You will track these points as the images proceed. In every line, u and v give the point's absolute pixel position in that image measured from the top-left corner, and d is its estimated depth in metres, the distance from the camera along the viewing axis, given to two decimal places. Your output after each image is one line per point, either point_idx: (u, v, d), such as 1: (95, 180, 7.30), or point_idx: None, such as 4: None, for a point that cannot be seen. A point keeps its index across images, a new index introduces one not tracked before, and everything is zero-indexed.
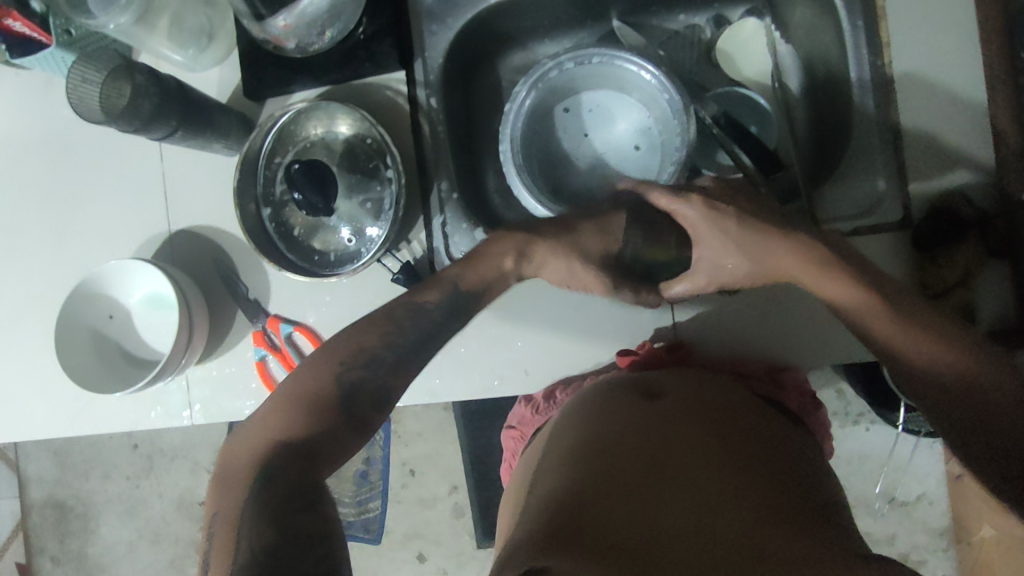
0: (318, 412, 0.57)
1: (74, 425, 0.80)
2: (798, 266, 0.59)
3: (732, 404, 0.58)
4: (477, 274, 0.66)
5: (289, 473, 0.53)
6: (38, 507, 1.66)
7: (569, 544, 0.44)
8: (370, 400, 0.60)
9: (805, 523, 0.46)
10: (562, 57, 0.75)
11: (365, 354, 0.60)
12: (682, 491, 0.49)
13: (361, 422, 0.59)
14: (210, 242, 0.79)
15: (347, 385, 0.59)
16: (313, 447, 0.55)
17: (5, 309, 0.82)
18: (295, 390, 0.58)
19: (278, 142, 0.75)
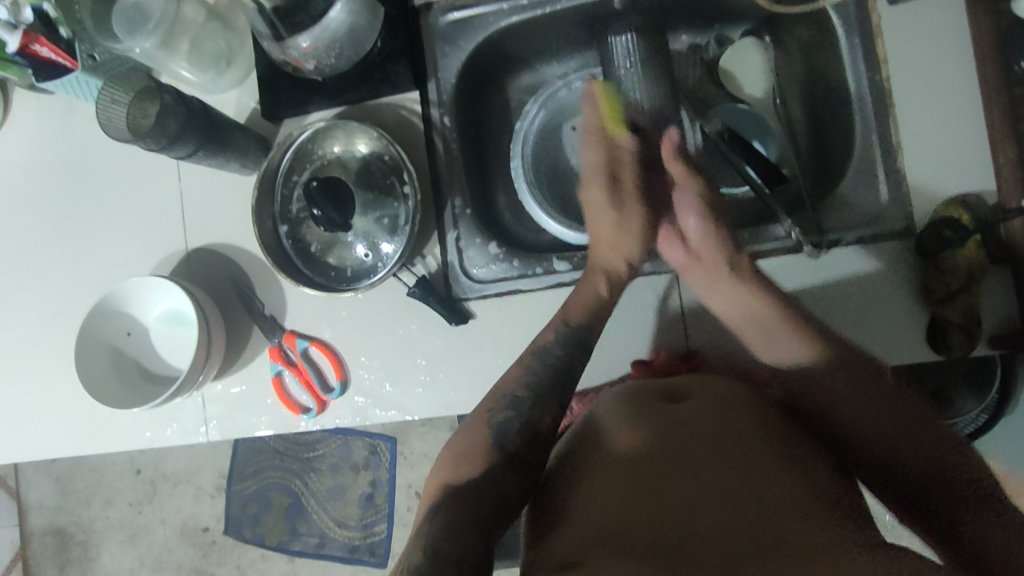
0: (475, 460, 0.60)
1: (89, 442, 0.80)
2: (755, 307, 0.66)
3: (751, 403, 0.59)
4: (584, 304, 0.68)
5: (448, 505, 0.56)
6: (38, 534, 1.65)
7: (600, 553, 0.46)
8: (522, 440, 0.62)
9: (829, 513, 0.47)
10: (571, 77, 0.82)
11: (515, 401, 0.64)
12: (705, 486, 0.50)
13: (524, 463, 0.61)
14: (227, 260, 0.80)
15: (501, 427, 0.62)
16: (479, 495, 0.57)
17: (23, 328, 0.83)
18: (462, 445, 0.63)
19: (296, 162, 0.77)
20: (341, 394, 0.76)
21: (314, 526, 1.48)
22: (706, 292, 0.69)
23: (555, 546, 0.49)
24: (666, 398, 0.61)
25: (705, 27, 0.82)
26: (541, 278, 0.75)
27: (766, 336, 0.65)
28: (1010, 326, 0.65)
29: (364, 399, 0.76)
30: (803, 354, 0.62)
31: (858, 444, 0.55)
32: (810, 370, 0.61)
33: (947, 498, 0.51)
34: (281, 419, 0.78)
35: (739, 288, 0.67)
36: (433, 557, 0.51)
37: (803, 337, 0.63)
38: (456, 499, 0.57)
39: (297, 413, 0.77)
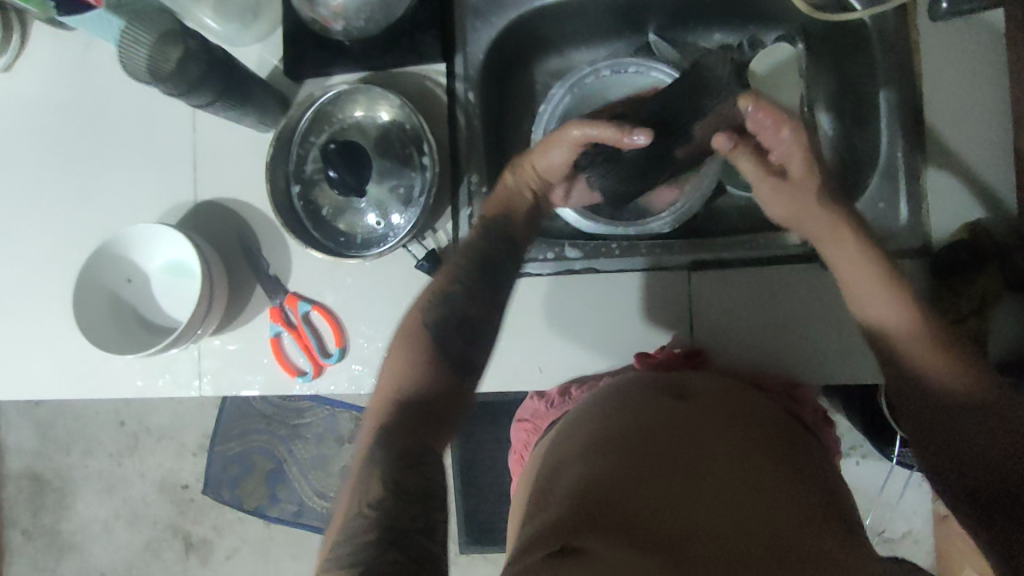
0: (415, 365, 0.58)
1: (82, 387, 0.80)
2: (841, 249, 0.61)
3: (757, 412, 0.59)
4: (503, 201, 0.69)
5: (398, 425, 0.55)
6: (16, 477, 1.65)
7: (591, 532, 0.45)
8: (459, 338, 0.60)
9: (831, 530, 0.47)
10: (600, 64, 0.78)
11: (446, 298, 0.61)
12: (712, 484, 0.49)
13: (462, 363, 0.60)
14: (235, 215, 0.79)
15: (441, 323, 0.60)
16: (417, 406, 0.56)
17: (20, 265, 0.82)
18: (398, 345, 0.60)
19: (316, 122, 0.76)
20: (340, 359, 0.76)
21: (293, 495, 1.48)
22: (822, 239, 0.62)
23: (552, 517, 0.48)
24: (675, 392, 0.61)
25: (739, 28, 0.81)
26: (554, 264, 0.74)
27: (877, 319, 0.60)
28: (1017, 353, 0.67)
29: (362, 368, 0.76)
30: (899, 315, 0.59)
31: (921, 416, 0.60)
32: (908, 326, 0.59)
33: (1003, 483, 0.56)
34: (276, 380, 0.77)
35: (845, 234, 0.61)
36: (392, 483, 0.50)
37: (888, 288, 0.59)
38: (404, 419, 0.55)
39: (294, 376, 0.76)
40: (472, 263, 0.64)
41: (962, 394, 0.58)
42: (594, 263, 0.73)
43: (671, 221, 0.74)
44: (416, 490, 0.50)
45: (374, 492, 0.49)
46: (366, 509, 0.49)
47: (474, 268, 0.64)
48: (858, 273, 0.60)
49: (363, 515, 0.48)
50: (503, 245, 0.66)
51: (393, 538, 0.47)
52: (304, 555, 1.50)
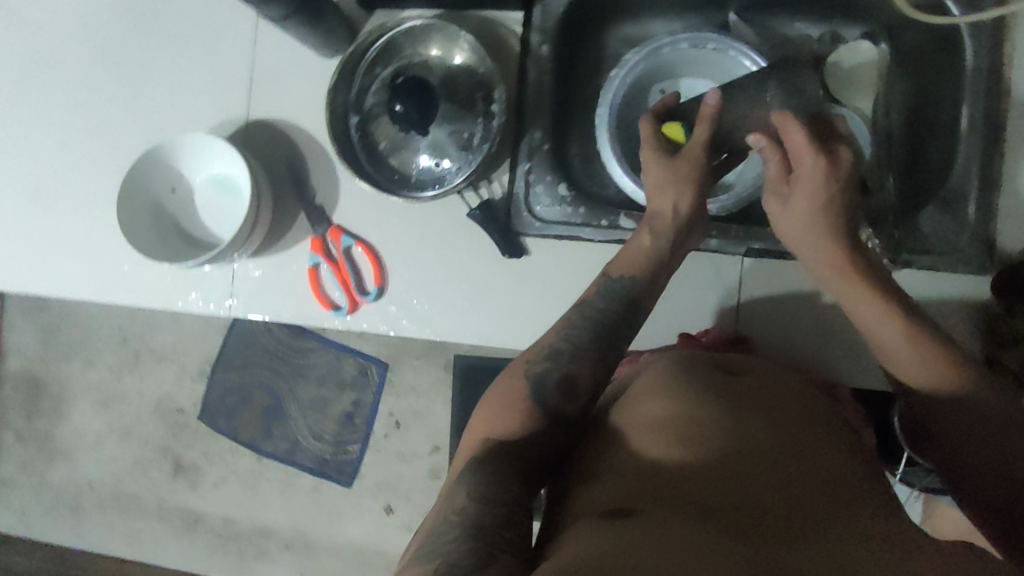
0: (518, 413, 0.61)
1: (113, 290, 0.79)
2: (865, 304, 0.61)
3: (803, 398, 0.63)
4: (630, 262, 0.69)
5: (499, 457, 0.57)
6: (14, 377, 1.65)
7: (649, 507, 0.51)
8: (559, 397, 0.62)
9: (868, 505, 0.52)
10: (680, 35, 0.75)
11: (552, 357, 0.64)
12: (758, 459, 0.54)
13: (562, 419, 0.62)
14: (286, 138, 0.77)
15: (544, 380, 0.63)
16: (520, 448, 0.59)
17: (63, 160, 0.80)
18: (499, 397, 0.63)
19: (386, 55, 0.74)
20: (377, 299, 0.75)
21: (289, 432, 1.49)
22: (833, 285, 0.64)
23: (610, 490, 0.54)
24: (726, 371, 0.65)
25: (824, 19, 0.79)
26: (606, 230, 0.72)
27: (879, 342, 0.61)
28: None
29: (397, 309, 0.75)
30: (913, 363, 0.59)
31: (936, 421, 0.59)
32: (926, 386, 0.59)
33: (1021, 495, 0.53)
34: (308, 310, 0.77)
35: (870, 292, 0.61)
36: (485, 506, 0.52)
37: (916, 352, 0.59)
38: (501, 457, 0.57)
39: (327, 308, 0.75)
40: (594, 324, 0.66)
41: (979, 403, 0.56)
42: None
43: (730, 205, 0.75)
44: (511, 520, 0.51)
45: (462, 499, 0.53)
46: (453, 511, 0.52)
47: (594, 332, 0.65)
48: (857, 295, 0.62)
49: (460, 521, 0.50)
50: (626, 312, 0.66)
51: (490, 552, 0.47)
52: (291, 492, 1.49)
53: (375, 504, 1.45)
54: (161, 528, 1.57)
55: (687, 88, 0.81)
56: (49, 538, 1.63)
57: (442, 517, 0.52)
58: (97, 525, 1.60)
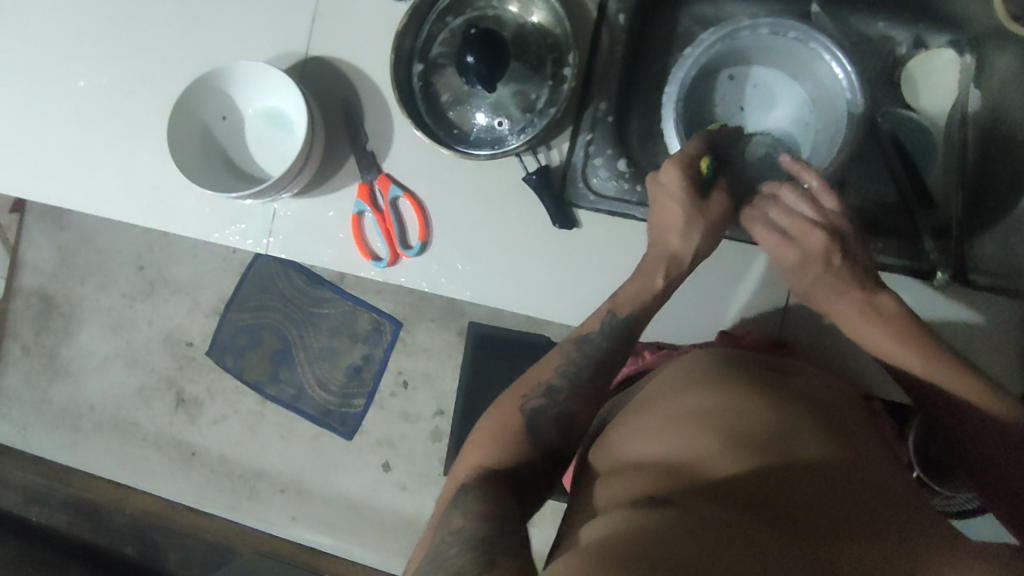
0: (510, 445, 0.60)
1: (151, 213, 0.78)
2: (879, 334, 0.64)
3: (847, 406, 0.63)
4: (635, 295, 0.66)
5: (492, 483, 0.57)
6: (26, 292, 1.65)
7: (681, 493, 0.51)
8: (555, 430, 0.62)
9: (908, 507, 0.51)
10: (760, 21, 0.72)
11: (549, 394, 0.63)
12: (797, 454, 0.54)
13: (555, 452, 0.61)
14: (344, 79, 0.75)
15: (542, 411, 0.62)
16: (512, 478, 0.58)
17: (112, 75, 0.78)
18: (488, 429, 0.62)
19: (458, 5, 0.72)
20: (419, 254, 0.74)
21: (295, 378, 1.49)
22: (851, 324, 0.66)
23: (645, 476, 0.55)
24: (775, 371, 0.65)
25: (908, 22, 0.77)
26: None
27: (896, 361, 0.63)
28: None
29: (437, 267, 0.74)
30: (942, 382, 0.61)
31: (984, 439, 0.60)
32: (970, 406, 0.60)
33: None
34: (347, 256, 0.75)
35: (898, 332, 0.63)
36: (484, 520, 0.51)
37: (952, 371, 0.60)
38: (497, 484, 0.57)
39: (367, 257, 0.74)
40: (589, 364, 0.65)
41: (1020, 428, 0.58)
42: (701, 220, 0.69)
43: None
44: (510, 530, 0.51)
45: (457, 521, 0.52)
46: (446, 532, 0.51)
47: (586, 369, 0.65)
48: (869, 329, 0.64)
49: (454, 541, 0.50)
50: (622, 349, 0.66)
51: (490, 558, 0.46)
52: (291, 438, 1.49)
53: (373, 459, 1.44)
54: (157, 458, 1.56)
55: (756, 78, 0.80)
56: (46, 455, 1.61)
57: (441, 536, 0.51)
58: (95, 447, 1.59)
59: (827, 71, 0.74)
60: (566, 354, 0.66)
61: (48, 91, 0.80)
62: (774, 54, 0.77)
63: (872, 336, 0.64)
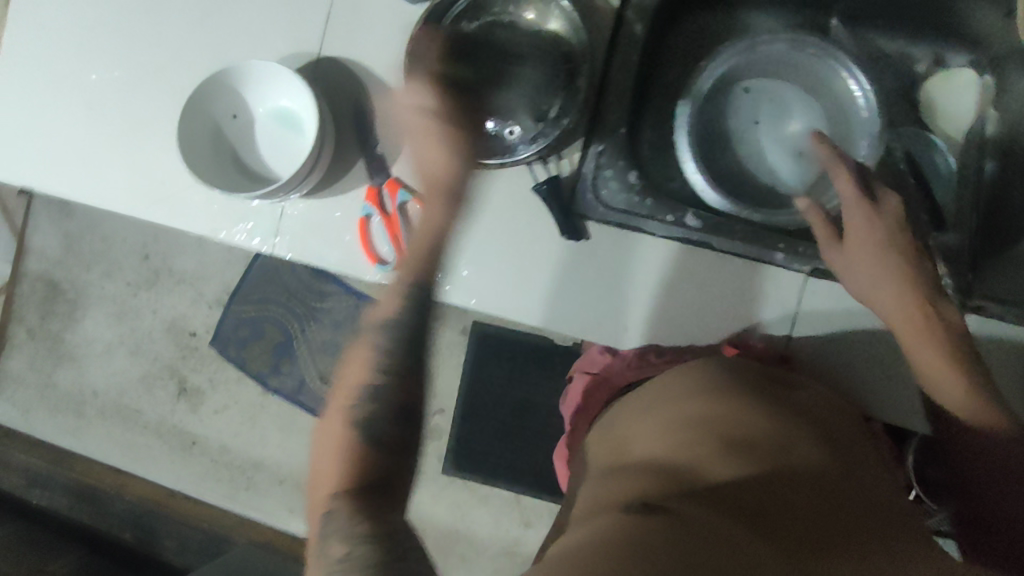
0: (349, 461, 0.51)
1: (158, 209, 0.78)
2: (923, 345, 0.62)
3: (847, 425, 0.63)
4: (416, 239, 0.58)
5: (357, 513, 0.48)
6: (32, 277, 1.65)
7: (677, 496, 0.50)
8: (396, 425, 0.53)
9: (900, 535, 0.50)
10: (780, 36, 0.74)
11: (376, 390, 0.53)
12: (794, 471, 0.54)
13: (404, 446, 0.53)
14: (356, 81, 0.74)
15: (377, 419, 0.52)
16: (371, 490, 0.50)
17: (122, 69, 0.78)
18: (331, 434, 0.52)
19: (475, 12, 0.72)
20: None
21: (297, 371, 1.49)
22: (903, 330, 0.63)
23: (641, 479, 0.54)
24: (778, 385, 0.65)
25: (929, 41, 0.76)
26: (668, 227, 0.70)
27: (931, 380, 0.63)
28: None
29: (444, 274, 0.73)
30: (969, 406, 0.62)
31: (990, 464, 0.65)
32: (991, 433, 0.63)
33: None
34: (352, 259, 0.75)
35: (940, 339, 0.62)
36: (376, 557, 0.45)
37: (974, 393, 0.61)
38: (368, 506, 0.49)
39: (373, 261, 0.74)
40: (407, 331, 0.55)
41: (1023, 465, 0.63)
42: (710, 237, 0.70)
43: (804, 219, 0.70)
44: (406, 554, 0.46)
45: (342, 548, 0.46)
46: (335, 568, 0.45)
47: (414, 333, 0.56)
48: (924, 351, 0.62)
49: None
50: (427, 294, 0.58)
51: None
52: (292, 430, 1.49)
53: None
54: (158, 446, 1.56)
55: (769, 91, 0.79)
56: (48, 438, 1.62)
57: (325, 570, 0.46)
58: (96, 433, 1.60)
59: (844, 92, 0.74)
60: (383, 322, 0.56)
61: (59, 84, 0.80)
62: (789, 67, 0.77)
63: (918, 350, 0.62)
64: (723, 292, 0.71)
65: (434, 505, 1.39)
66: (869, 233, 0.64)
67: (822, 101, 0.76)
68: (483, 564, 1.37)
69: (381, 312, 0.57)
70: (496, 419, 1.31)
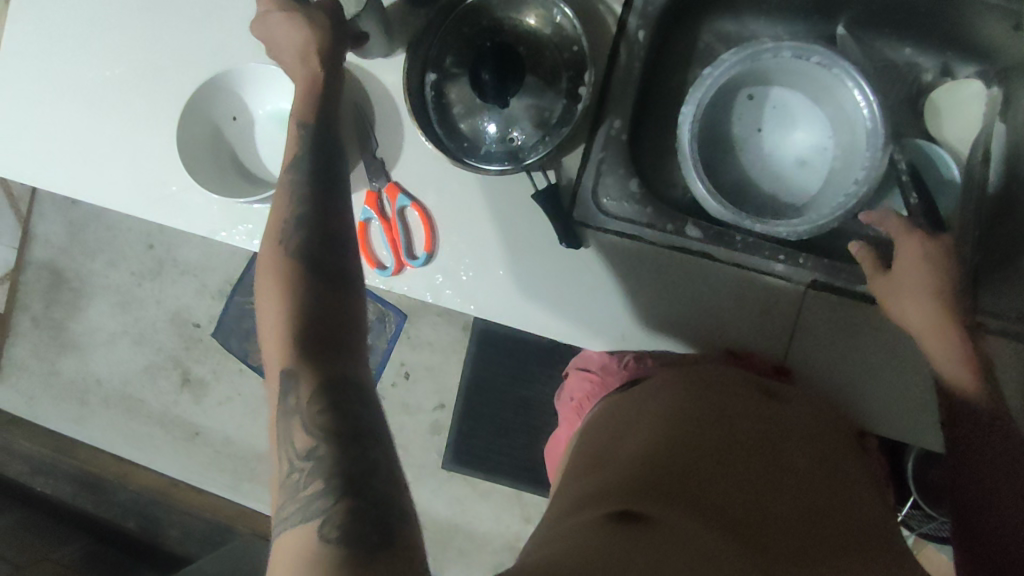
0: (292, 285, 0.55)
1: (158, 209, 0.78)
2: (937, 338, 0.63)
3: (831, 435, 0.63)
4: (301, 102, 0.65)
5: (302, 335, 0.53)
6: (36, 265, 1.66)
7: (655, 499, 0.51)
8: (321, 247, 0.58)
9: (878, 553, 0.51)
10: (784, 44, 0.70)
11: (298, 218, 0.59)
12: (772, 485, 0.54)
13: (335, 273, 0.57)
14: (357, 83, 0.74)
15: (305, 254, 0.57)
16: (314, 323, 0.54)
17: (123, 67, 0.78)
18: (270, 297, 0.56)
19: (474, 16, 0.71)
20: (423, 264, 0.73)
21: None
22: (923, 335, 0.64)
23: (622, 476, 0.55)
24: (763, 392, 0.65)
25: (936, 49, 0.75)
26: (668, 236, 0.69)
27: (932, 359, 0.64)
28: None
29: (442, 279, 0.73)
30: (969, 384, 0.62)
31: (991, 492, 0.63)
32: None
33: None
34: None
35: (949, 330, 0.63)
36: (331, 437, 0.48)
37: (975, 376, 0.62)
38: (306, 333, 0.53)
39: (371, 264, 0.74)
40: (310, 158, 0.63)
41: None
42: (709, 247, 0.69)
43: (804, 231, 0.67)
44: (361, 434, 0.49)
45: (314, 422, 0.49)
46: (316, 434, 0.49)
47: (314, 181, 0.62)
48: (933, 345, 0.63)
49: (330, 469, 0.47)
50: (331, 144, 0.65)
51: (382, 517, 0.45)
52: None
53: None
54: (161, 435, 1.58)
55: (774, 98, 0.78)
56: (54, 426, 1.63)
57: (290, 467, 0.48)
58: (101, 422, 1.61)
59: (850, 101, 0.71)
60: (295, 173, 0.62)
61: (61, 81, 0.79)
62: (793, 75, 0.75)
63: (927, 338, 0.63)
64: (724, 304, 0.72)
65: (434, 498, 1.40)
66: (920, 258, 0.64)
67: (826, 109, 0.75)
68: (483, 558, 1.38)
69: (291, 164, 0.63)
70: (496, 415, 1.31)
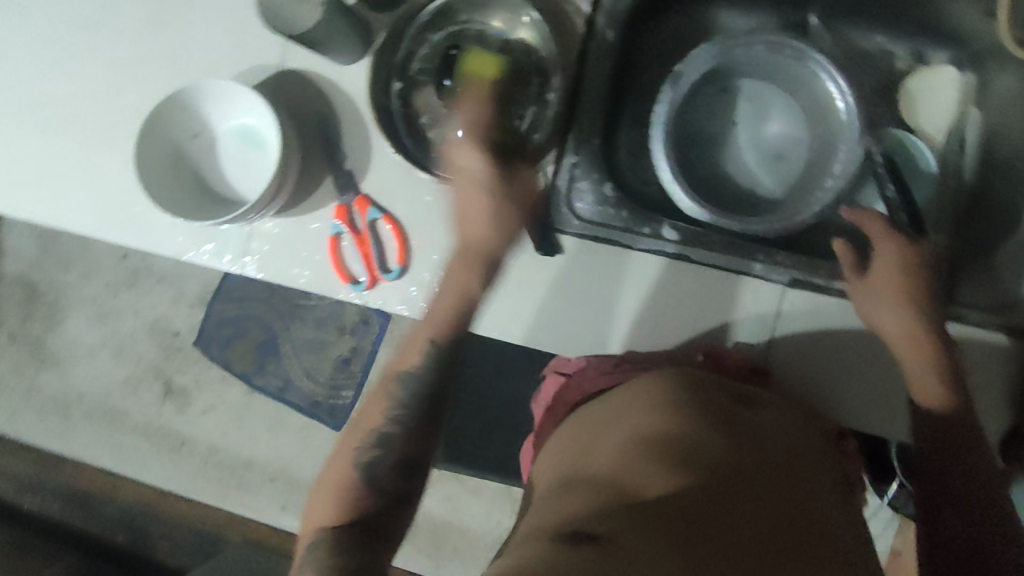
0: (349, 491, 0.57)
1: (119, 231, 0.75)
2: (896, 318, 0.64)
3: (804, 440, 0.61)
4: (439, 321, 0.62)
5: (345, 542, 0.54)
6: (9, 279, 1.62)
7: (612, 515, 0.49)
8: (400, 473, 0.59)
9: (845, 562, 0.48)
10: (756, 37, 0.69)
11: (384, 436, 0.60)
12: (738, 489, 0.51)
13: (401, 494, 0.59)
14: (321, 93, 0.72)
15: (381, 475, 0.58)
16: (362, 528, 0.56)
17: (77, 84, 0.75)
18: (336, 479, 0.59)
19: (439, 22, 0.69)
20: (397, 278, 0.71)
21: (281, 370, 1.47)
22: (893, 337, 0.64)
23: (584, 495, 0.53)
24: (737, 398, 0.63)
25: (908, 36, 0.74)
26: (645, 239, 0.69)
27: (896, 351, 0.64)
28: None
29: (417, 292, 0.71)
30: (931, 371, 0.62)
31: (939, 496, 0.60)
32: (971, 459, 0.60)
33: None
34: (322, 278, 0.73)
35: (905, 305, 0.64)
36: None
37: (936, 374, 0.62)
38: (349, 535, 0.55)
39: (343, 280, 0.72)
40: (425, 390, 0.62)
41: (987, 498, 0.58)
42: (686, 249, 0.69)
43: (781, 229, 0.66)
44: None
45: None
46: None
47: (422, 412, 0.62)
48: (899, 337, 0.64)
49: None
50: (446, 375, 0.63)
51: None
52: (280, 429, 1.48)
53: None
54: (147, 446, 1.55)
55: (747, 91, 0.77)
56: (35, 442, 1.59)
57: None
58: (84, 436, 1.58)
59: (822, 91, 0.71)
60: (401, 403, 0.62)
61: (14, 100, 0.76)
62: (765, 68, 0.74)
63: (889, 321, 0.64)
64: (705, 305, 0.71)
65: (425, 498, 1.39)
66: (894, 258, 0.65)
67: (799, 100, 0.75)
68: (477, 555, 1.37)
69: (397, 375, 0.63)
70: None
